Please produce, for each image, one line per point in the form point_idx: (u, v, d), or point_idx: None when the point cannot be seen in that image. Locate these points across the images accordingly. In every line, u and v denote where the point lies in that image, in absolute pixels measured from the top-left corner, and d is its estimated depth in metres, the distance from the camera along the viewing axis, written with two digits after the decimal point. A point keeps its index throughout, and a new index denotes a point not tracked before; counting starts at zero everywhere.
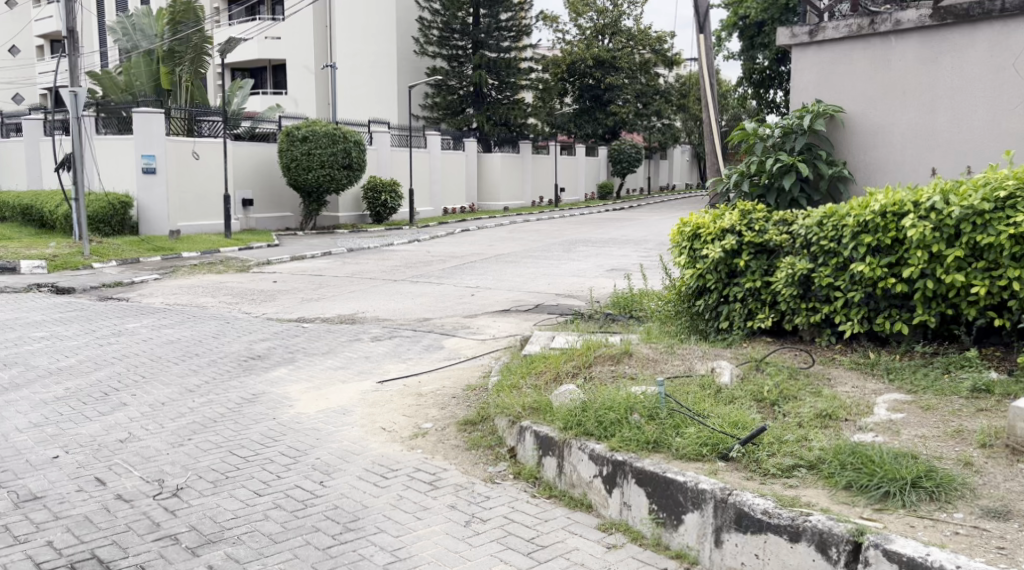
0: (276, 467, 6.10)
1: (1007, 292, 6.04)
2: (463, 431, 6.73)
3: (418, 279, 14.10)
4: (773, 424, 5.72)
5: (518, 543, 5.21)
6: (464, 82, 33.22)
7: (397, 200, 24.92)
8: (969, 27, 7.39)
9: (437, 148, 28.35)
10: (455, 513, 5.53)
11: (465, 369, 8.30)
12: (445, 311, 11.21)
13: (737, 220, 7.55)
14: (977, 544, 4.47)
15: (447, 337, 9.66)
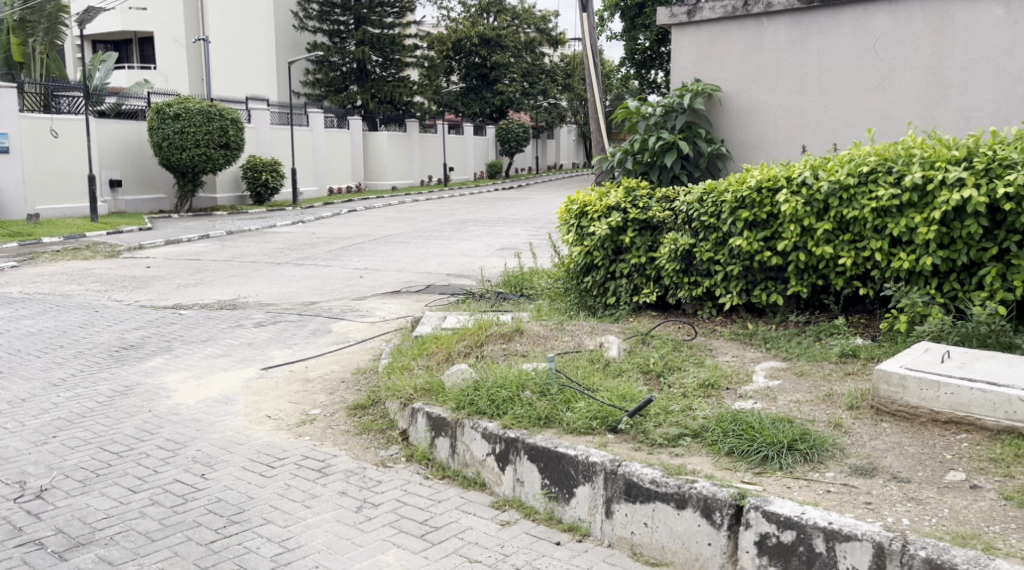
0: (152, 461, 5.97)
1: (871, 263, 6.36)
2: (353, 416, 6.73)
3: (302, 261, 13.91)
4: (659, 395, 5.92)
5: (411, 525, 5.25)
6: (346, 58, 32.74)
7: (279, 180, 24.46)
8: (833, 11, 7.70)
9: (321, 128, 27.89)
10: (346, 500, 5.53)
11: (354, 353, 8.26)
12: (333, 294, 11.10)
13: (622, 198, 7.70)
14: (848, 500, 4.74)
15: (334, 320, 9.58)
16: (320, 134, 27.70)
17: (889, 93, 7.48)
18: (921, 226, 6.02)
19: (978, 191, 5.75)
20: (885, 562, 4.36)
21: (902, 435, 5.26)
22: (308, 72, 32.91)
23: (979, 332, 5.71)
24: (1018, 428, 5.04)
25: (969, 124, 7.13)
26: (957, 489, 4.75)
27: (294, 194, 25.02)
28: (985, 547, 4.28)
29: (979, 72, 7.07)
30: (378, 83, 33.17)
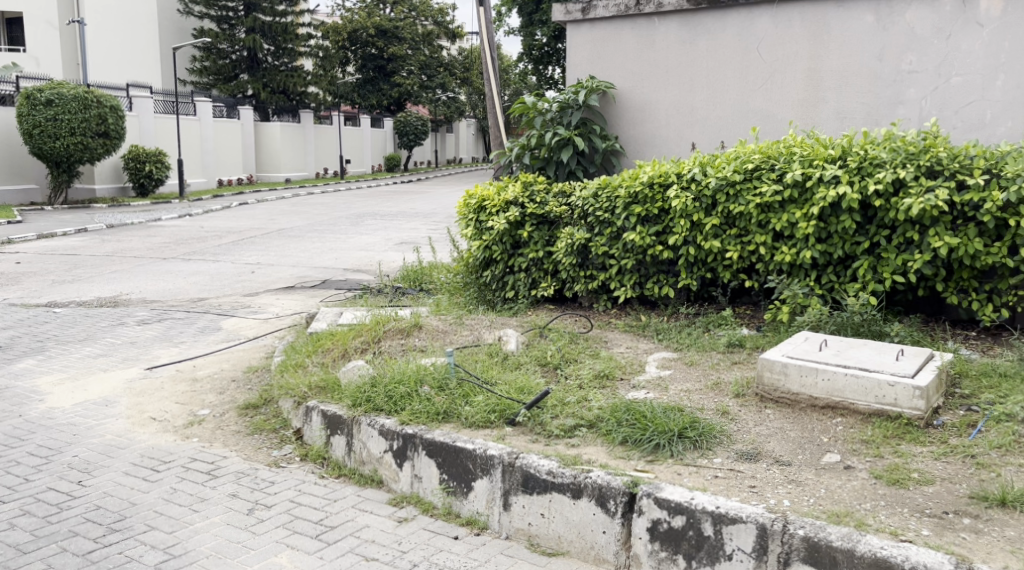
0: (23, 470, 5.80)
1: (756, 256, 6.60)
2: (244, 416, 6.66)
3: (190, 256, 13.59)
4: (555, 388, 6.06)
5: (306, 526, 5.24)
6: (235, 45, 32.06)
7: (164, 172, 23.79)
8: (720, 13, 7.95)
9: (210, 118, 27.22)
10: (237, 502, 5.48)
11: (245, 351, 8.15)
12: (223, 291, 10.90)
13: (520, 193, 7.75)
14: (734, 485, 4.95)
15: (224, 317, 9.42)
16: (208, 125, 27.05)
17: (771, 93, 7.77)
18: (801, 222, 6.29)
19: (851, 188, 6.05)
20: (767, 542, 4.58)
21: (783, 421, 5.52)
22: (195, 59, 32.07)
23: (853, 321, 6.02)
24: (887, 411, 5.37)
25: (843, 125, 7.45)
26: (832, 470, 5.02)
27: (181, 186, 24.35)
28: (857, 524, 4.54)
29: (851, 75, 7.39)
30: (270, 71, 32.70)
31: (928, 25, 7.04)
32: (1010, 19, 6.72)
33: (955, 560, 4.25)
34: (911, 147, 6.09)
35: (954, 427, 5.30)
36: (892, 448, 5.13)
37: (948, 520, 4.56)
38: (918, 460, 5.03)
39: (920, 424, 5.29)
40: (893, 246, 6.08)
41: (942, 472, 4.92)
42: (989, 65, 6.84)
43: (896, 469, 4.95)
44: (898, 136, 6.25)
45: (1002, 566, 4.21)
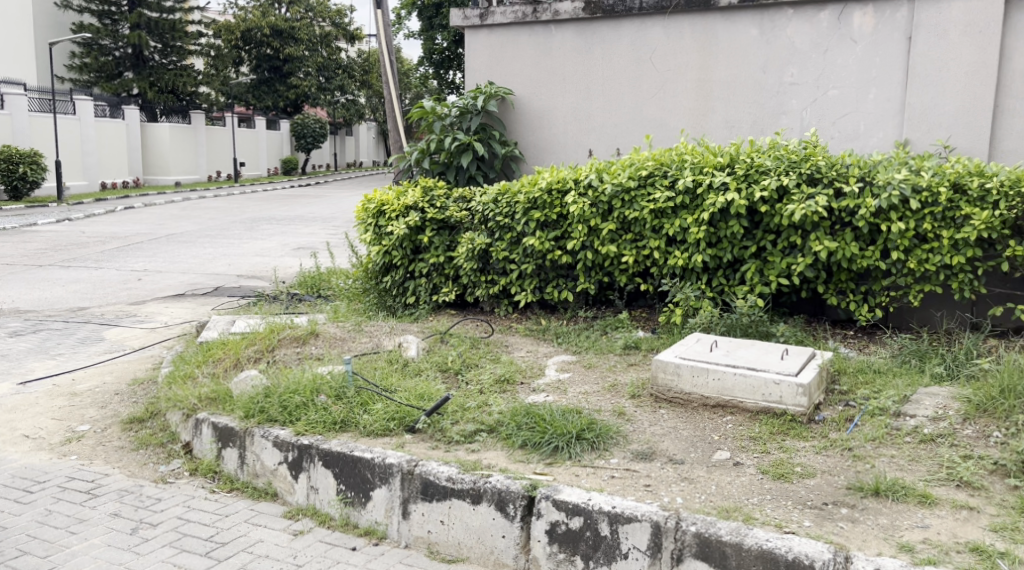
0: None
1: (650, 261, 6.73)
2: (129, 431, 6.49)
3: (70, 263, 13.11)
4: (455, 393, 6.10)
5: (195, 543, 5.14)
6: (119, 42, 31.00)
7: (39, 172, 22.94)
8: (614, 22, 8.09)
9: (91, 116, 26.24)
10: (119, 521, 5.35)
11: (131, 362, 7.92)
12: (106, 299, 10.57)
13: (420, 197, 7.62)
14: (629, 484, 5.07)
15: (107, 328, 9.14)
16: (87, 124, 26.07)
17: (664, 102, 7.94)
18: (692, 227, 6.44)
19: (739, 195, 6.24)
20: (661, 539, 4.70)
21: (677, 420, 5.68)
22: (74, 55, 30.83)
23: (741, 323, 6.21)
24: (773, 408, 5.58)
25: (731, 133, 7.68)
26: (722, 467, 5.19)
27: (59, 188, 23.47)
28: (745, 518, 4.71)
29: (738, 86, 7.62)
30: (158, 69, 32.06)
31: (807, 40, 7.33)
32: (881, 36, 7.04)
33: (835, 548, 4.44)
34: (793, 155, 6.31)
35: (834, 422, 5.55)
36: (778, 444, 5.34)
37: (828, 510, 4.77)
38: (801, 454, 5.25)
39: (803, 419, 5.52)
40: (778, 250, 6.30)
41: (823, 465, 5.15)
42: (862, 78, 7.15)
43: (781, 464, 5.16)
44: (781, 145, 6.47)
45: (877, 552, 4.43)
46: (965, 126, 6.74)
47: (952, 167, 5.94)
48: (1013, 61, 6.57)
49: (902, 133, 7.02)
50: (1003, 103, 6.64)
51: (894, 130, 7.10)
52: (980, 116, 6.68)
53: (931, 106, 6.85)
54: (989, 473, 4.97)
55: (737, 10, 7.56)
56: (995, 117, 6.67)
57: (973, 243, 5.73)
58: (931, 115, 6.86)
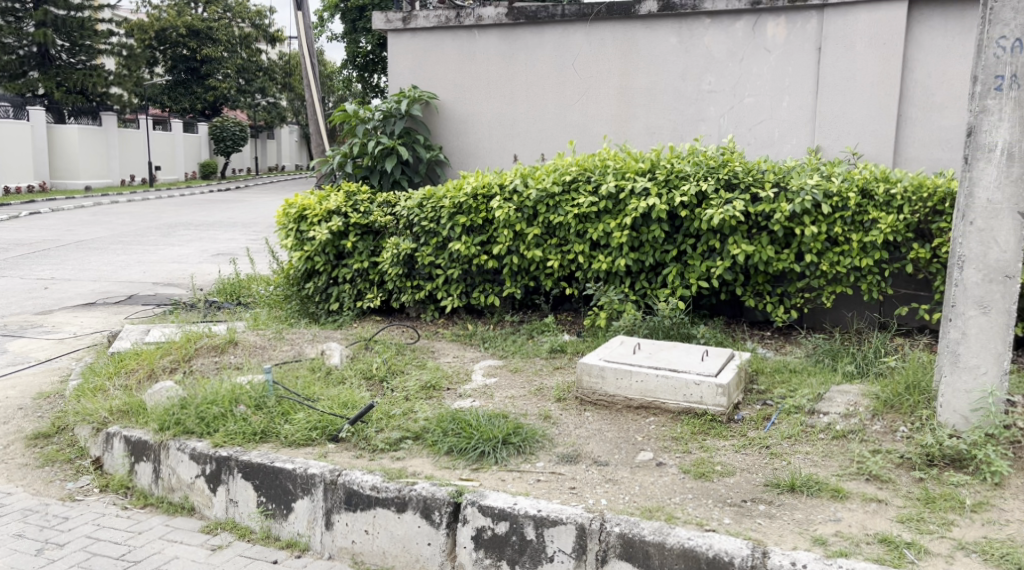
0: None
1: (575, 265, 6.80)
2: (34, 447, 6.28)
3: None
4: (380, 400, 6.08)
5: (106, 562, 5.04)
6: (23, 40, 29.97)
7: None
8: (537, 28, 8.16)
9: None
10: (24, 542, 5.21)
11: (37, 375, 7.66)
12: (11, 309, 10.20)
13: (343, 202, 7.50)
14: (554, 487, 5.12)
15: (12, 339, 8.82)
16: None
17: (587, 108, 8.03)
18: (615, 231, 6.52)
19: (660, 200, 6.34)
20: (586, 541, 4.76)
21: (601, 422, 5.75)
22: None
23: (663, 325, 6.31)
24: (694, 409, 5.70)
25: (652, 140, 7.80)
26: (645, 467, 5.28)
27: None
28: (667, 517, 4.79)
29: (659, 93, 7.75)
30: (65, 69, 30.82)
31: (724, 49, 7.48)
32: (792, 46, 7.23)
33: (753, 544, 4.55)
34: (712, 161, 6.44)
35: (752, 421, 5.69)
36: (699, 443, 5.46)
37: (746, 507, 4.88)
38: (721, 453, 5.37)
39: (723, 419, 5.65)
40: (698, 254, 6.43)
41: (742, 463, 5.28)
42: (776, 87, 7.34)
43: (702, 463, 5.26)
44: (699, 151, 6.60)
45: (792, 546, 4.55)
46: (872, 133, 6.97)
47: (860, 173, 6.12)
48: (915, 72, 6.82)
49: (814, 140, 7.21)
50: (906, 112, 6.89)
51: (807, 138, 7.28)
52: (885, 123, 6.92)
53: (840, 114, 7.06)
54: (896, 466, 5.18)
55: (657, 18, 7.69)
56: (899, 125, 6.91)
57: (881, 246, 5.94)
58: (840, 123, 7.08)
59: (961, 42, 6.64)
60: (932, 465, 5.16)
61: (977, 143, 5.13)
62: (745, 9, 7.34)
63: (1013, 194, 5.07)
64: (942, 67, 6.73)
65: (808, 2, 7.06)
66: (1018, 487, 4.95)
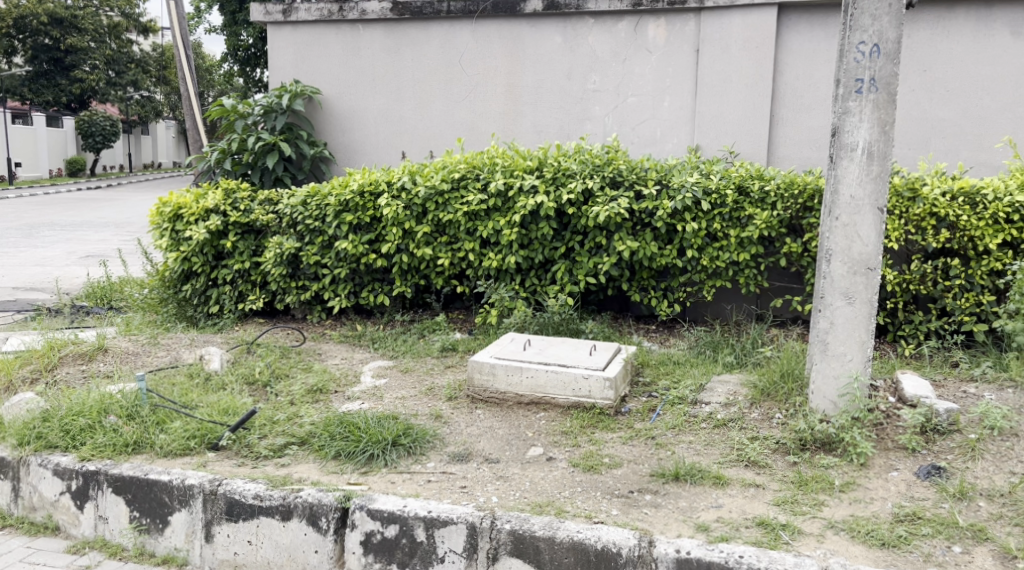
0: None
1: (465, 263, 6.80)
2: None
3: None
4: (263, 406, 5.90)
5: None
6: None
7: None
8: (423, 23, 8.11)
9: None
10: None
11: None
12: None
13: (221, 199, 7.22)
14: (445, 487, 5.11)
15: None
16: None
17: (474, 105, 8.04)
18: (505, 229, 6.56)
19: (548, 197, 6.44)
20: (477, 540, 4.78)
21: (492, 420, 5.77)
22: None
23: (553, 321, 6.40)
24: (583, 403, 5.80)
25: (540, 138, 7.86)
26: (536, 463, 5.33)
27: None
28: (557, 511, 4.87)
29: (546, 92, 7.82)
30: None
31: (607, 48, 7.62)
32: (672, 47, 7.43)
33: (639, 534, 4.68)
34: (597, 159, 6.58)
35: (638, 413, 5.84)
36: (588, 437, 5.56)
37: (633, 498, 5.01)
38: (609, 445, 5.48)
39: (611, 412, 5.77)
40: (585, 250, 6.55)
41: (629, 455, 5.40)
42: (657, 87, 7.52)
43: (591, 456, 5.36)
44: (585, 149, 6.72)
45: (676, 534, 4.70)
46: (748, 133, 7.24)
47: (736, 171, 6.40)
48: (785, 75, 7.16)
49: (693, 139, 7.45)
50: (779, 113, 7.20)
51: (686, 137, 7.50)
52: (760, 124, 7.19)
53: (717, 114, 7.31)
54: (772, 451, 5.39)
55: (542, 17, 7.76)
56: (772, 126, 7.22)
57: (756, 241, 6.23)
58: (718, 123, 7.32)
59: (826, 47, 7.04)
60: (804, 449, 5.38)
61: (840, 143, 5.39)
62: (627, 10, 7.47)
63: (873, 191, 5.33)
64: (811, 71, 7.09)
65: (687, 4, 7.28)
66: (882, 466, 5.21)
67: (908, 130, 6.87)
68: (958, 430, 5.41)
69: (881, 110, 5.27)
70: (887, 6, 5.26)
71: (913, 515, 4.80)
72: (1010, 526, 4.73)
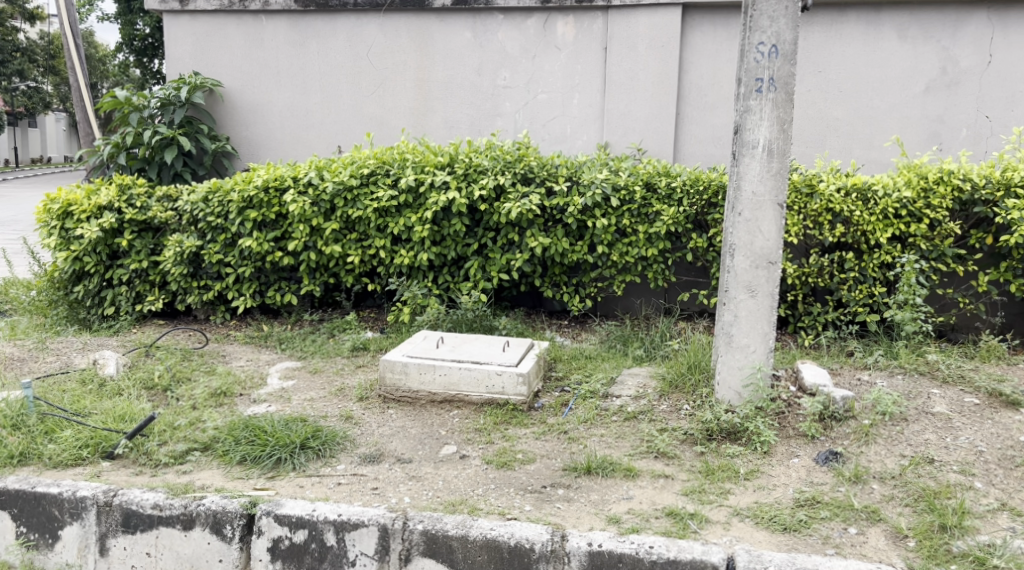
0: None
1: (377, 261, 6.70)
2: None
3: None
4: (163, 411, 5.65)
5: None
6: None
7: None
8: (329, 17, 7.92)
9: None
10: None
11: None
12: None
13: (115, 196, 6.89)
14: (356, 489, 5.01)
15: None
16: None
17: (383, 100, 7.92)
18: (416, 226, 6.49)
19: (459, 194, 6.41)
20: (389, 542, 4.70)
21: (405, 420, 5.68)
22: None
23: (467, 318, 6.37)
24: (496, 399, 5.78)
25: (450, 134, 7.83)
26: (449, 461, 5.28)
27: None
28: (470, 510, 4.83)
29: (455, 87, 7.77)
30: None
31: (517, 44, 7.61)
32: (581, 45, 7.49)
33: (552, 528, 4.68)
34: (508, 155, 6.58)
35: (551, 408, 5.85)
36: (501, 433, 5.54)
37: (546, 493, 5.02)
38: (522, 441, 5.48)
39: (524, 407, 5.76)
40: (498, 247, 6.56)
41: (541, 450, 5.41)
42: (567, 84, 7.58)
43: (504, 452, 5.35)
44: (496, 145, 6.70)
45: (589, 527, 4.73)
46: (655, 130, 7.37)
47: (644, 168, 6.52)
48: (689, 73, 7.33)
49: (603, 137, 7.54)
50: (684, 111, 7.37)
51: (596, 134, 7.59)
52: (666, 122, 7.34)
53: (626, 112, 7.42)
54: (680, 442, 5.46)
55: (451, 12, 7.70)
56: (678, 124, 7.38)
57: (664, 237, 6.36)
58: (626, 120, 7.43)
59: (729, 47, 7.24)
60: (711, 440, 5.46)
61: (742, 141, 5.47)
62: (535, 6, 7.49)
63: (773, 187, 5.43)
64: (714, 71, 7.29)
65: (594, 2, 7.35)
66: (783, 453, 5.31)
67: (805, 129, 7.15)
68: (853, 416, 5.52)
69: (780, 109, 5.37)
70: (785, 9, 5.35)
71: (813, 499, 4.92)
72: (901, 506, 4.87)
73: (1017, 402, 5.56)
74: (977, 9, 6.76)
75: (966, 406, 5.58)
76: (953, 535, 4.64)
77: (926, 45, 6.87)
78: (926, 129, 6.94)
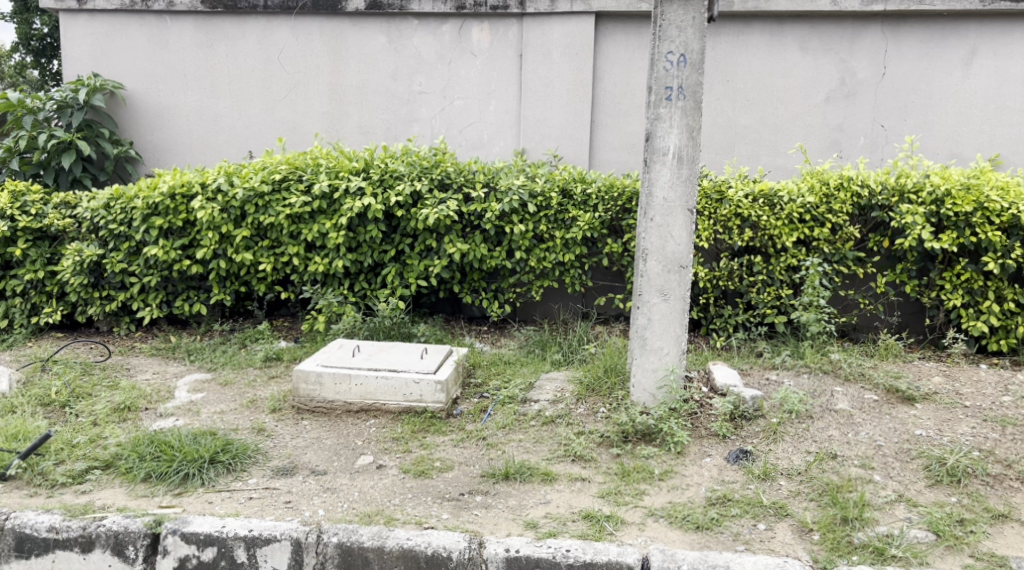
0: None
1: (289, 268, 6.56)
2: None
3: None
4: (60, 429, 5.37)
5: None
6: None
7: None
8: (237, 18, 7.69)
9: None
10: None
11: None
12: None
13: (8, 202, 6.54)
14: (268, 503, 4.86)
15: None
16: None
17: (296, 105, 7.75)
18: (331, 232, 6.38)
19: (375, 200, 6.32)
20: (302, 556, 4.59)
21: (320, 431, 5.56)
22: None
23: (384, 325, 6.27)
24: (414, 407, 5.70)
25: (365, 139, 7.72)
26: (366, 471, 5.19)
27: None
28: (386, 520, 4.75)
29: (369, 92, 7.67)
30: None
31: (432, 50, 7.57)
32: (496, 52, 7.49)
33: (469, 536, 4.66)
34: (425, 161, 6.53)
35: (470, 414, 5.81)
36: (419, 442, 5.47)
37: (463, 500, 4.97)
38: (440, 449, 5.42)
39: (443, 415, 5.71)
40: (416, 253, 6.51)
41: (459, 457, 5.36)
42: (482, 90, 7.56)
43: (422, 461, 5.28)
44: (412, 151, 6.64)
45: (506, 533, 4.72)
46: (570, 137, 7.43)
47: (560, 174, 6.56)
48: (603, 81, 7.42)
49: (519, 143, 7.55)
50: (598, 118, 7.46)
51: (512, 141, 7.60)
52: (581, 129, 7.41)
53: (541, 118, 7.46)
54: (597, 445, 5.49)
55: (364, 16, 7.59)
56: (592, 131, 7.46)
57: (579, 242, 6.41)
58: (542, 127, 7.47)
59: (641, 56, 7.36)
60: (627, 441, 5.50)
61: (652, 147, 5.52)
62: (450, 12, 7.46)
63: (684, 193, 5.50)
64: (626, 79, 7.40)
65: (510, 9, 7.37)
66: (696, 453, 5.39)
67: (714, 137, 7.35)
68: (761, 415, 5.66)
69: (688, 117, 5.43)
70: (692, 19, 5.40)
71: (724, 497, 5.02)
72: (806, 501, 5.01)
73: (912, 398, 5.83)
74: (873, 23, 7.07)
75: (865, 403, 5.79)
76: (855, 527, 4.80)
77: (827, 57, 7.14)
78: (828, 137, 7.21)
